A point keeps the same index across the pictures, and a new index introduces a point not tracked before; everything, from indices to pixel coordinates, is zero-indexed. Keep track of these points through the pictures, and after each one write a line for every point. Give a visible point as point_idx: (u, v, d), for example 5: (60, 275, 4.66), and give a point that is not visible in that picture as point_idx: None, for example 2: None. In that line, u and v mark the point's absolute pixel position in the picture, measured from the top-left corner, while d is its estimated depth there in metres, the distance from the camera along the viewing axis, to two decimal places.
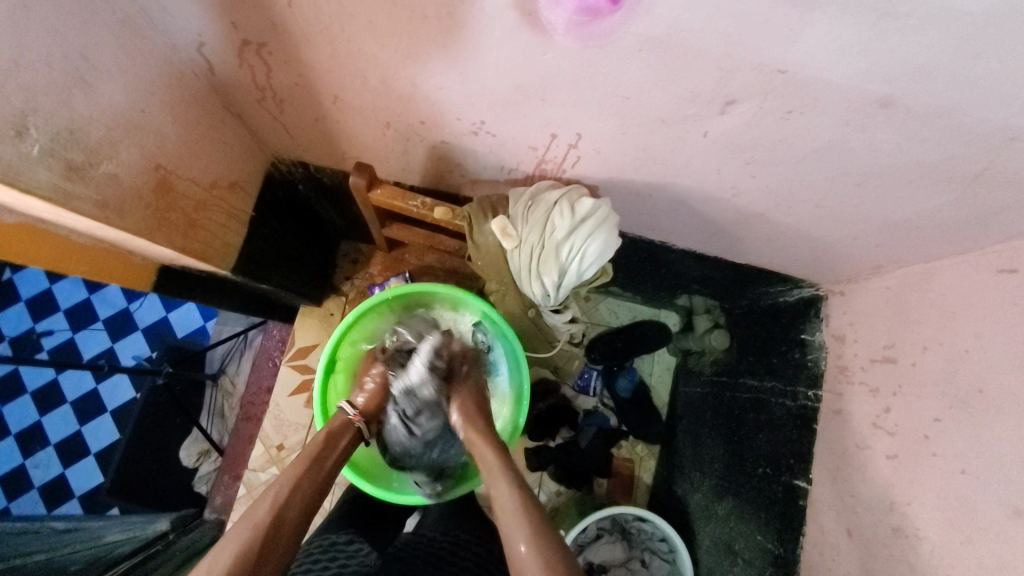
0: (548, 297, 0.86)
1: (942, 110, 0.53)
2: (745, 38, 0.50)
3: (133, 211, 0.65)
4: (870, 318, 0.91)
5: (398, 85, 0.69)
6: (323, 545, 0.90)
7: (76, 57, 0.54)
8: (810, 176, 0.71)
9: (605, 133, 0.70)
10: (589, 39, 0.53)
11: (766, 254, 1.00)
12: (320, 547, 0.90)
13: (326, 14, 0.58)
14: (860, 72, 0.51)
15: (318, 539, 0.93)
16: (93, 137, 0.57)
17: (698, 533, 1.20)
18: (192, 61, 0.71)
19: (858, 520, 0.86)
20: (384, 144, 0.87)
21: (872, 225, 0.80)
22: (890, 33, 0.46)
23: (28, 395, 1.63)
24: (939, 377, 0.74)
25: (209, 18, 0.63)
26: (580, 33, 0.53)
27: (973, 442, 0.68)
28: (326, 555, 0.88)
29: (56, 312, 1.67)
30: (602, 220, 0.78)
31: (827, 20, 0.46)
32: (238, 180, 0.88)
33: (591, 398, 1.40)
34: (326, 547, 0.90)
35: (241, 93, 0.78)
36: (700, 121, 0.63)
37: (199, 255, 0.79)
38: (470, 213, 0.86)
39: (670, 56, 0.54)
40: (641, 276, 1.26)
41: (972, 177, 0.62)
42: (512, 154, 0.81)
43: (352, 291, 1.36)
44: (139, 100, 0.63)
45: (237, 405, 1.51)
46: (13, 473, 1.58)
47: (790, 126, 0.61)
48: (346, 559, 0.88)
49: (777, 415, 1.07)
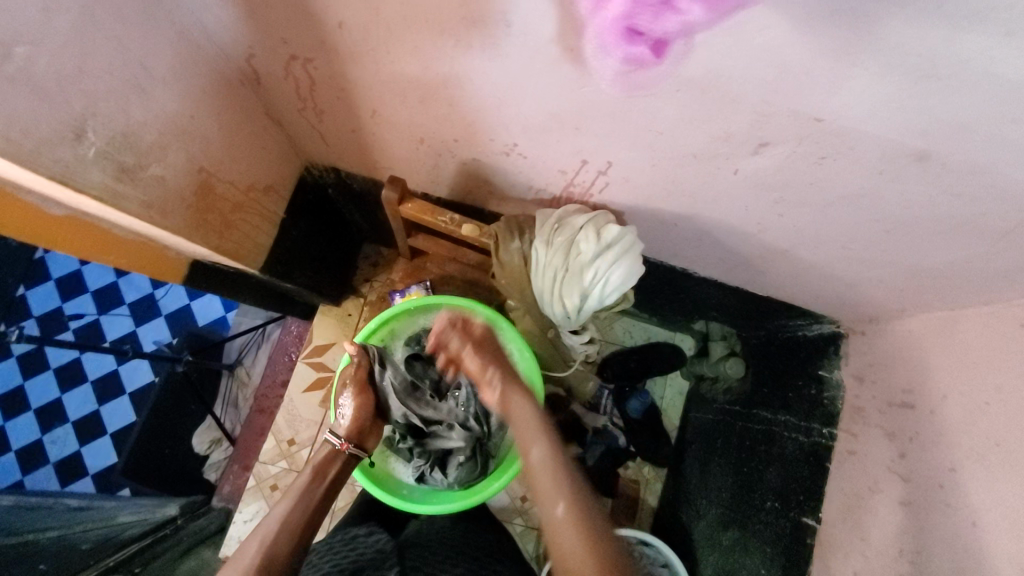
0: (568, 318, 0.87)
1: (978, 167, 0.53)
2: (785, 88, 0.50)
3: (174, 211, 0.67)
4: (892, 360, 0.90)
5: (435, 105, 0.71)
6: (344, 537, 0.94)
7: (135, 66, 0.56)
8: (838, 220, 0.71)
9: (636, 163, 0.71)
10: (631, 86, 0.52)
11: (788, 288, 1.00)
12: (342, 539, 0.93)
13: (372, 35, 0.60)
14: (894, 125, 0.51)
15: (340, 532, 0.97)
16: (144, 141, 0.60)
17: (702, 563, 1.18)
18: (240, 70, 0.74)
19: (866, 564, 0.85)
20: (416, 157, 0.88)
21: (898, 270, 0.79)
22: (931, 91, 0.46)
23: (51, 371, 1.68)
24: (960, 428, 0.73)
25: (260, 33, 0.65)
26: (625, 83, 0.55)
27: (991, 498, 0.67)
28: (345, 547, 0.91)
29: (85, 293, 1.72)
30: (627, 248, 0.79)
31: (867, 76, 0.46)
32: (273, 183, 0.91)
33: (600, 416, 1.36)
34: (346, 539, 0.94)
35: (283, 102, 0.81)
36: (732, 160, 0.64)
37: (231, 255, 0.82)
38: (496, 231, 0.87)
39: (706, 97, 0.54)
40: (659, 299, 1.25)
41: (1003, 233, 0.61)
42: (541, 176, 0.82)
43: (372, 293, 1.38)
44: (190, 107, 0.66)
45: (251, 397, 1.52)
46: (31, 448, 1.62)
47: (821, 170, 0.61)
48: (362, 548, 0.91)
49: (788, 449, 1.07)
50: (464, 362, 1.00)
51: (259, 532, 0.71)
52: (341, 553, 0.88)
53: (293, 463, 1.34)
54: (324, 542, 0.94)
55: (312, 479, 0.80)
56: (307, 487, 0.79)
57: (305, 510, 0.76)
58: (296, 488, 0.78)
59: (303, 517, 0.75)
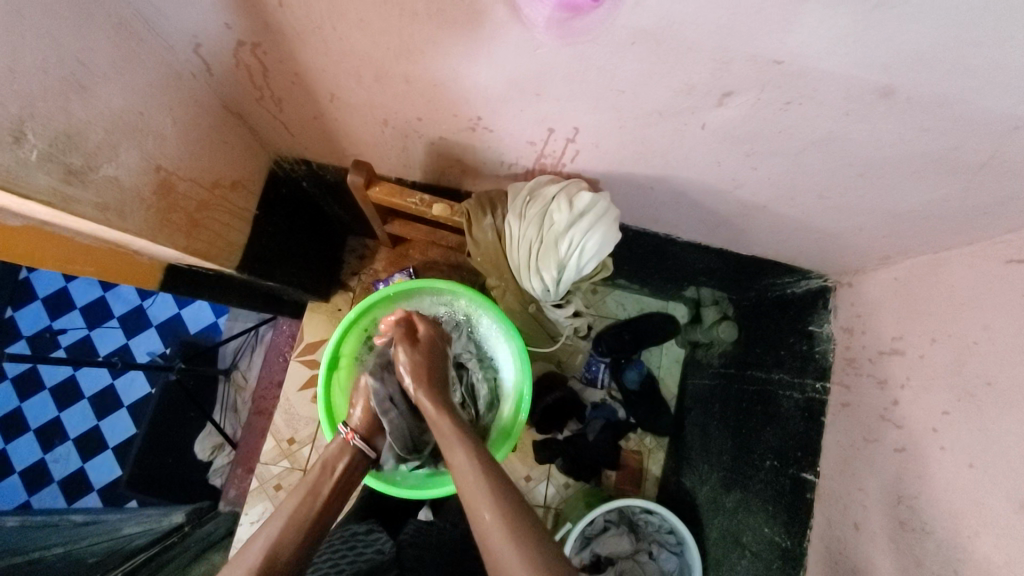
0: (549, 292, 0.87)
1: (945, 98, 0.52)
2: (739, 29, 0.49)
3: (133, 212, 0.65)
4: (879, 308, 0.89)
5: (392, 82, 0.69)
6: (344, 536, 0.95)
7: (72, 63, 0.54)
8: (812, 167, 0.70)
9: (602, 127, 0.69)
10: (571, 37, 0.53)
11: (771, 244, 0.99)
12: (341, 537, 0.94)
13: (314, 11, 0.58)
14: (857, 60, 0.50)
15: (340, 530, 0.98)
16: (90, 141, 0.58)
17: (707, 526, 1.20)
18: (188, 62, 0.71)
19: (865, 514, 0.85)
20: (383, 141, 0.87)
21: (877, 216, 0.78)
22: (888, 19, 0.44)
23: (48, 391, 1.67)
24: (948, 369, 0.73)
25: (202, 20, 0.63)
26: (561, 31, 0.53)
27: (983, 438, 0.67)
28: (346, 545, 0.93)
29: (73, 310, 1.70)
30: (601, 214, 0.78)
31: (821, 10, 0.45)
32: (240, 179, 0.89)
33: (598, 390, 1.40)
34: (347, 536, 0.95)
35: (239, 92, 0.79)
36: (697, 114, 0.63)
37: (202, 254, 0.80)
38: (468, 210, 0.86)
39: (661, 48, 0.53)
40: (646, 269, 1.24)
41: (978, 166, 0.60)
42: (511, 150, 0.81)
43: (359, 286, 1.37)
44: (138, 103, 0.64)
45: (248, 399, 1.52)
46: (34, 468, 1.62)
47: (789, 116, 0.60)
48: (363, 548, 0.92)
49: (785, 407, 1.06)
50: (452, 346, 0.97)
51: (267, 530, 0.72)
52: (342, 553, 0.90)
53: (294, 461, 1.33)
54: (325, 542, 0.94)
55: (320, 474, 0.81)
56: (316, 486, 0.79)
57: (314, 507, 0.77)
58: (306, 482, 0.80)
59: (317, 509, 0.77)
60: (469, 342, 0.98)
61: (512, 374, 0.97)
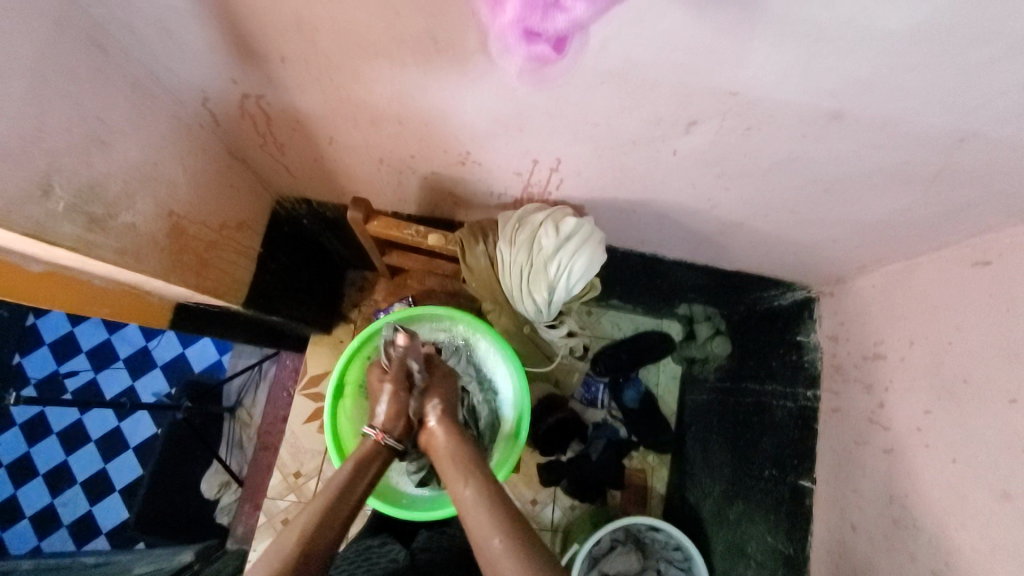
0: (541, 312, 0.92)
1: (889, 119, 0.57)
2: (696, 66, 0.54)
3: (149, 255, 0.70)
4: (859, 315, 0.93)
5: (386, 124, 0.75)
6: (358, 549, 0.98)
7: (93, 120, 0.60)
8: (780, 185, 0.75)
9: (583, 157, 0.75)
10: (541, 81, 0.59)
11: (754, 259, 1.03)
12: (356, 550, 0.97)
13: (313, 65, 0.64)
14: (805, 90, 0.55)
15: (355, 545, 1.01)
16: (111, 191, 0.63)
17: (713, 540, 1.20)
18: (197, 114, 0.77)
19: (861, 515, 0.87)
20: (379, 177, 0.92)
21: (846, 227, 0.83)
22: (827, 54, 0.50)
23: (55, 435, 1.67)
24: (927, 369, 0.76)
25: (211, 76, 0.69)
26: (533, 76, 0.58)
27: (961, 433, 0.70)
28: (360, 557, 0.95)
29: (80, 353, 1.72)
30: (586, 238, 0.83)
31: (765, 46, 0.50)
32: (245, 220, 0.94)
33: (599, 410, 1.42)
34: (361, 550, 0.98)
35: (244, 139, 0.84)
36: (668, 141, 0.68)
37: (211, 291, 0.84)
38: (461, 238, 0.91)
39: (629, 86, 0.58)
40: (638, 289, 1.28)
41: (931, 177, 0.65)
42: (499, 180, 0.86)
43: (360, 318, 1.41)
44: (152, 154, 0.69)
45: (253, 436, 1.54)
46: (42, 514, 1.62)
47: (752, 140, 0.65)
48: (377, 559, 0.94)
49: (778, 416, 1.09)
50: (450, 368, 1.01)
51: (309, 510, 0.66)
52: (358, 564, 0.92)
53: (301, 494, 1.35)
54: (340, 555, 0.97)
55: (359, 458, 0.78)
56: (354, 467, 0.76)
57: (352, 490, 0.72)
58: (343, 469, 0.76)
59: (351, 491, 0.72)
60: (468, 364, 1.02)
61: (512, 396, 1.00)
